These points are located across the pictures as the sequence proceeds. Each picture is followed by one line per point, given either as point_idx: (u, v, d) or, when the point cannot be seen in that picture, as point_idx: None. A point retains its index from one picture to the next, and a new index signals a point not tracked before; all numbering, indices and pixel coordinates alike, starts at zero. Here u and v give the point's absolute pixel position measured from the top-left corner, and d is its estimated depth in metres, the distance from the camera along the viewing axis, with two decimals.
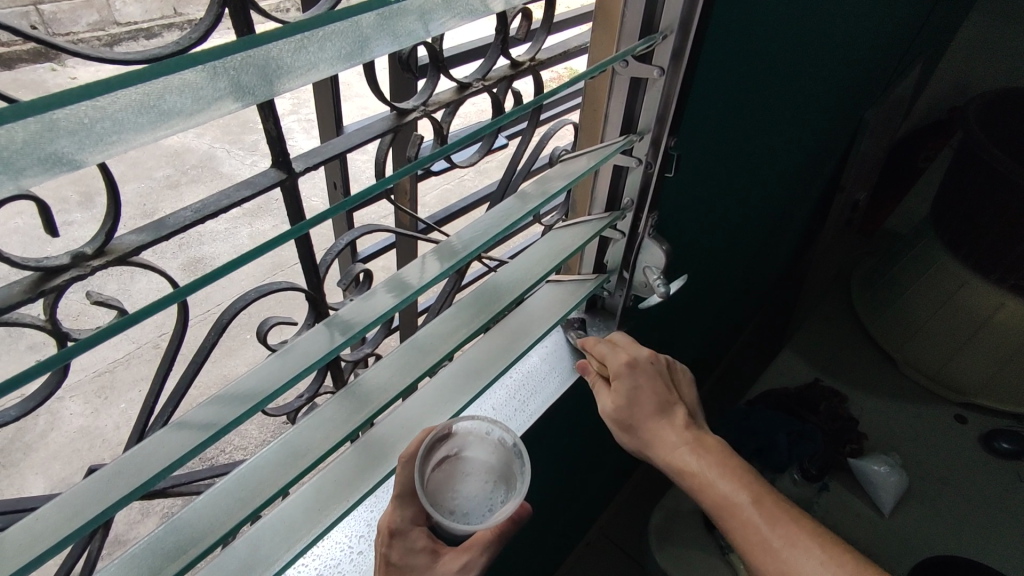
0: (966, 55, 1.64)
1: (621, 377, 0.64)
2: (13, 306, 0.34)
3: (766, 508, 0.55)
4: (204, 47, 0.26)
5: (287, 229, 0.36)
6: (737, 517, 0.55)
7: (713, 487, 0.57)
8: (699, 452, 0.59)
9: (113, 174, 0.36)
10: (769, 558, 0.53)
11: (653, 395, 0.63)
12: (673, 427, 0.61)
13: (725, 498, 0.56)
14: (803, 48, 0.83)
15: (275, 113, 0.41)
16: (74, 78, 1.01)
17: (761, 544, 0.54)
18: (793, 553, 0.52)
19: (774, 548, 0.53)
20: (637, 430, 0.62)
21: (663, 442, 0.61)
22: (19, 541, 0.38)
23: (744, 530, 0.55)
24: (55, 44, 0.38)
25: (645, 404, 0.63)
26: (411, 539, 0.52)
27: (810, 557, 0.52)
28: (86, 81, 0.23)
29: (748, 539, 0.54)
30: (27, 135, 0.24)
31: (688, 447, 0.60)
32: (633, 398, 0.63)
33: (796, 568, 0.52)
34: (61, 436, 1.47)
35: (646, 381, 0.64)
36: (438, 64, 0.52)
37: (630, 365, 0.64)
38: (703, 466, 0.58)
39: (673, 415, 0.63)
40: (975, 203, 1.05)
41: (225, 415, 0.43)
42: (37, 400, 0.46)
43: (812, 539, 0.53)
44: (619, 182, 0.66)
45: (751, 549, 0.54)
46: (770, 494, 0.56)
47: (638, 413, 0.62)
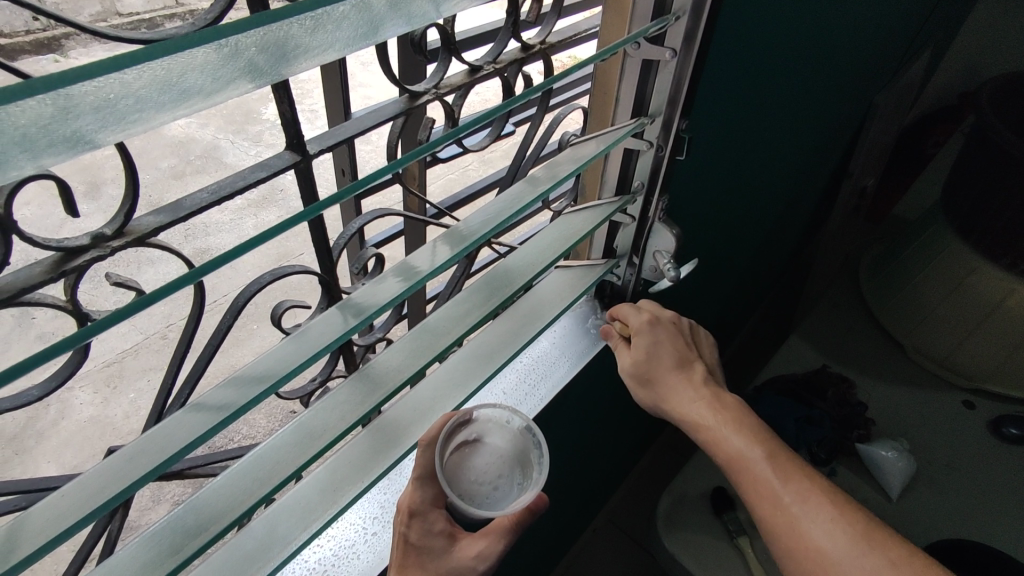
0: (976, 40, 1.62)
1: (642, 333, 0.66)
2: (34, 286, 0.34)
3: (778, 463, 0.56)
4: (227, 25, 0.25)
5: (299, 211, 0.36)
6: (747, 469, 0.56)
7: (727, 441, 0.58)
8: (713, 407, 0.61)
9: (132, 154, 0.36)
10: (776, 513, 0.54)
11: (672, 351, 0.66)
12: (690, 381, 0.64)
13: (739, 453, 0.57)
14: (813, 31, 0.83)
15: (290, 95, 0.41)
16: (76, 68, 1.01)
17: (769, 495, 0.54)
18: (803, 508, 0.53)
19: (783, 502, 0.54)
20: (654, 385, 0.65)
21: (679, 397, 0.63)
22: (43, 518, 0.38)
23: (752, 483, 0.56)
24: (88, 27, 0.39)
25: (665, 358, 0.65)
26: (429, 520, 0.53)
27: (819, 515, 0.52)
28: (112, 56, 0.23)
29: (757, 491, 0.55)
30: (51, 113, 0.24)
31: (703, 401, 0.62)
32: (650, 354, 0.65)
33: (802, 521, 0.52)
34: (73, 424, 1.48)
35: (665, 336, 0.67)
36: (450, 46, 0.51)
37: (651, 321, 0.67)
38: (717, 421, 0.60)
39: (693, 371, 0.65)
40: (986, 188, 1.05)
41: (242, 396, 0.43)
42: (59, 380, 0.47)
43: (821, 495, 0.53)
44: (630, 166, 0.66)
45: (759, 503, 0.55)
46: (786, 454, 0.57)
47: (656, 368, 0.65)
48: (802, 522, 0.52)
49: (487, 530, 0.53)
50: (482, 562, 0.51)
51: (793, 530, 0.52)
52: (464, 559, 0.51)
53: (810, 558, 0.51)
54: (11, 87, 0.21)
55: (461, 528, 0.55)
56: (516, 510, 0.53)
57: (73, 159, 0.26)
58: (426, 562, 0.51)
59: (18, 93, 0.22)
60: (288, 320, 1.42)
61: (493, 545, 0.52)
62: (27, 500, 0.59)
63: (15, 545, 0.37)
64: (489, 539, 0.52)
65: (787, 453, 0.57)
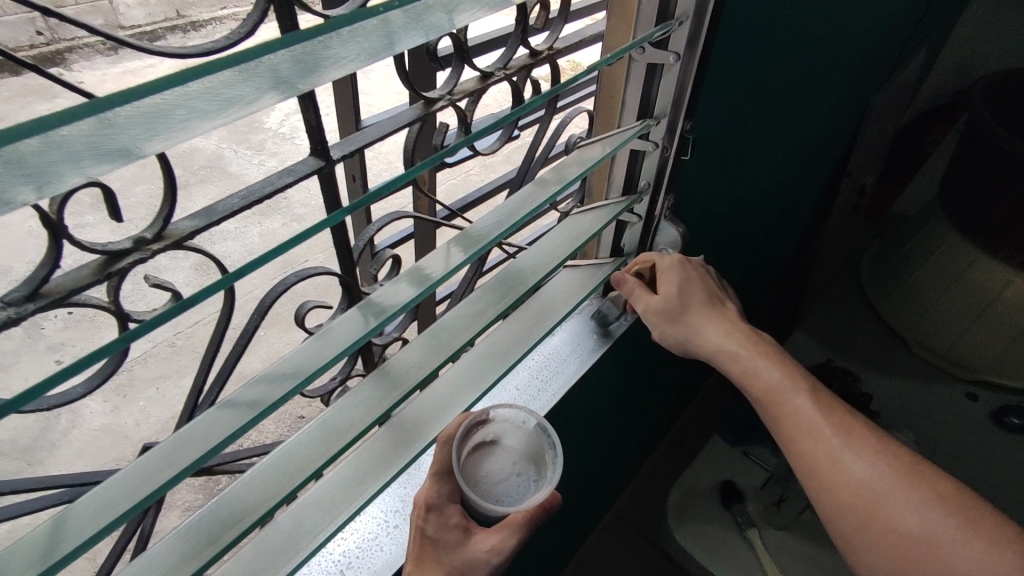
0: (969, 39, 1.65)
1: (674, 273, 0.68)
2: (83, 288, 0.37)
3: (817, 398, 0.59)
4: (264, 43, 0.28)
5: (324, 217, 0.38)
6: (786, 403, 0.59)
7: (765, 373, 0.61)
8: (751, 340, 0.64)
9: (170, 162, 0.38)
10: (817, 445, 0.56)
11: (702, 290, 0.68)
12: (723, 318, 0.66)
13: (777, 386, 0.60)
14: (811, 34, 0.85)
15: (315, 103, 0.43)
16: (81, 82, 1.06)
17: (810, 429, 0.57)
18: (842, 442, 0.55)
19: (824, 436, 0.56)
20: (685, 321, 0.66)
21: (715, 330, 0.65)
22: (89, 509, 0.40)
23: (792, 415, 0.58)
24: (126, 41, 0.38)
25: (698, 296, 0.67)
26: (446, 514, 0.54)
27: (858, 445, 0.55)
28: (171, 72, 0.25)
29: (797, 423, 0.58)
30: (98, 124, 0.25)
31: (740, 334, 0.65)
32: (683, 292, 0.67)
33: (845, 454, 0.55)
34: (84, 434, 1.49)
35: (695, 277, 0.69)
36: (463, 54, 0.53)
37: (683, 261, 0.70)
38: (755, 355, 0.63)
39: (725, 311, 0.68)
40: (983, 183, 1.06)
41: (272, 394, 0.45)
42: (101, 377, 0.49)
43: (860, 431, 0.56)
44: (636, 166, 0.68)
45: (799, 434, 0.57)
46: (823, 391, 0.60)
47: (688, 303, 0.67)
48: (843, 454, 0.55)
49: (501, 525, 0.53)
50: (494, 556, 0.52)
51: (833, 465, 0.55)
52: (478, 551, 0.52)
53: (849, 486, 0.54)
54: (81, 105, 0.23)
55: (475, 523, 0.56)
56: (528, 508, 0.54)
57: (117, 171, 0.27)
58: (440, 554, 0.52)
59: (93, 106, 0.24)
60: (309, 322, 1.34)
61: (506, 540, 0.52)
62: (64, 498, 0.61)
63: (61, 539, 0.38)
64: (503, 533, 0.52)
65: (823, 391, 0.60)
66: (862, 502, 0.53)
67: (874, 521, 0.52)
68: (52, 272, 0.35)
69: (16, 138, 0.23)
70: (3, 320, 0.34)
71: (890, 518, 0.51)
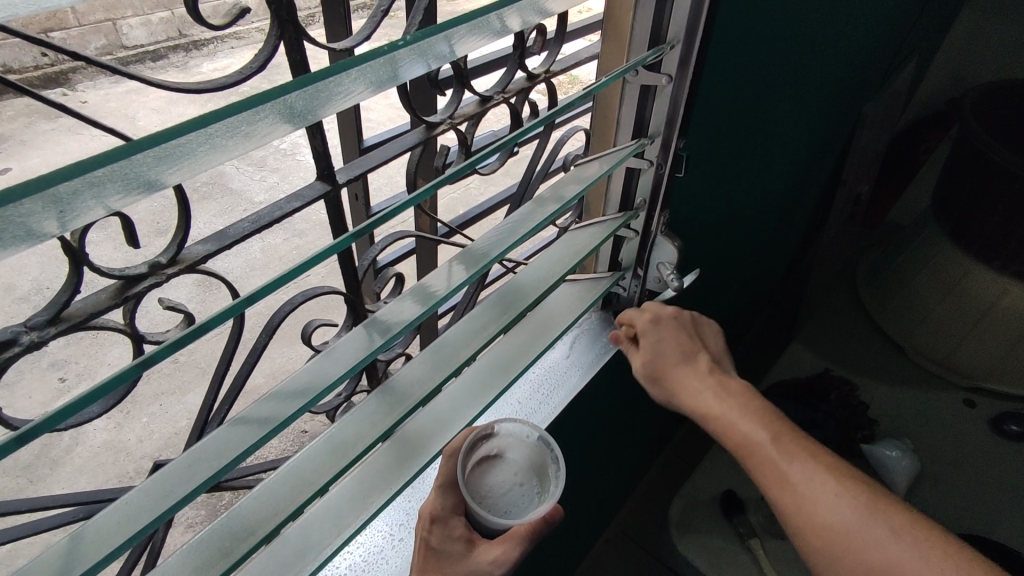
0: (959, 50, 1.68)
1: (646, 334, 0.69)
2: (102, 311, 0.38)
3: (783, 441, 0.56)
4: (282, 84, 0.29)
5: (332, 243, 0.40)
6: (754, 451, 0.57)
7: (735, 428, 0.59)
8: (721, 394, 0.62)
9: (185, 191, 0.40)
10: (786, 490, 0.54)
11: (677, 346, 0.68)
12: (696, 373, 0.65)
13: (747, 437, 0.58)
14: (803, 49, 0.87)
15: (322, 131, 0.45)
16: (84, 100, 1.10)
17: (777, 474, 0.55)
18: (808, 484, 0.53)
19: (791, 480, 0.54)
20: (664, 382, 0.67)
21: (689, 390, 0.64)
22: (106, 526, 0.41)
23: (761, 463, 0.56)
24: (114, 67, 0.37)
25: (671, 353, 0.67)
26: (450, 526, 0.56)
27: (825, 485, 0.53)
28: (193, 118, 0.26)
29: (765, 470, 0.56)
30: (127, 164, 0.27)
31: (710, 389, 0.63)
32: (657, 352, 0.68)
33: (812, 496, 0.53)
34: (86, 451, 1.50)
35: (669, 333, 0.69)
36: (463, 79, 0.55)
37: (653, 322, 0.70)
38: (723, 407, 0.61)
39: (698, 362, 0.66)
40: (976, 193, 1.08)
41: (282, 411, 0.46)
42: (116, 398, 0.51)
43: (827, 473, 0.54)
44: (632, 183, 0.70)
45: (768, 480, 0.56)
46: (790, 432, 0.57)
47: (663, 365, 0.67)
48: (816, 499, 0.52)
49: (503, 536, 0.53)
50: (496, 567, 0.52)
51: (803, 510, 0.53)
52: (481, 563, 0.53)
53: (820, 531, 0.52)
54: (115, 149, 0.25)
55: (480, 536, 0.56)
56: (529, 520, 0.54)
57: (141, 201, 0.29)
58: (444, 565, 0.53)
59: (124, 150, 0.25)
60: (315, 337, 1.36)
61: (508, 551, 0.52)
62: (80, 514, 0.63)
63: (79, 555, 0.40)
64: (505, 545, 0.53)
65: (790, 429, 0.58)
66: (836, 544, 0.51)
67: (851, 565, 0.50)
68: (72, 297, 0.37)
69: (55, 181, 0.24)
70: (27, 343, 0.35)
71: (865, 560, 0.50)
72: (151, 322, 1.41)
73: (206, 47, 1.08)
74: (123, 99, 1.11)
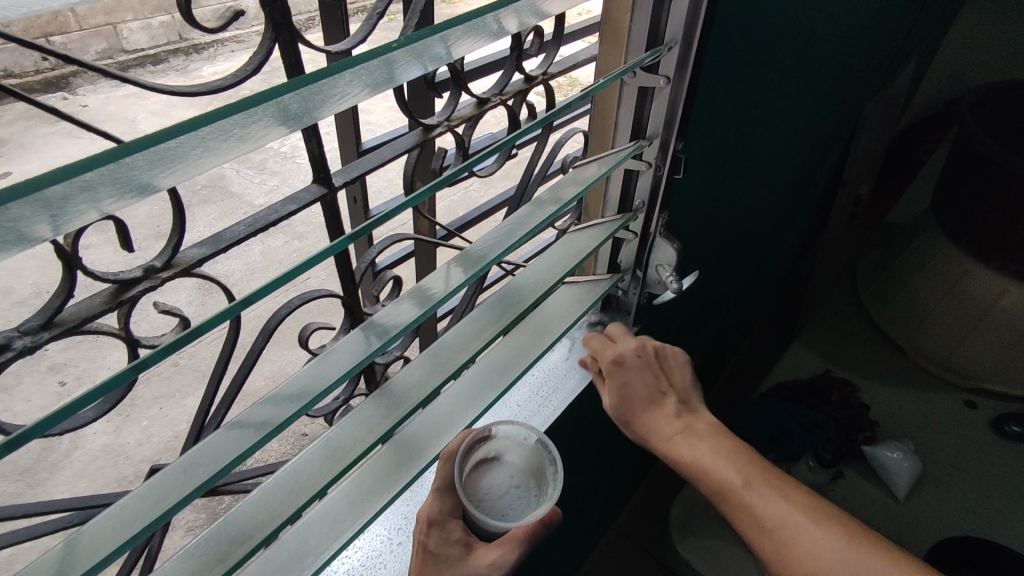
0: (958, 51, 1.68)
1: (612, 374, 0.67)
2: (96, 315, 0.38)
3: (757, 486, 0.56)
4: (277, 85, 0.29)
5: (328, 246, 0.39)
6: (732, 498, 0.57)
7: (711, 473, 0.58)
8: (692, 438, 0.61)
9: (179, 193, 0.40)
10: (769, 538, 0.54)
11: (644, 386, 0.66)
12: (666, 417, 0.63)
13: (722, 481, 0.57)
14: (802, 51, 0.87)
15: (318, 133, 0.45)
16: (85, 105, 1.10)
17: (757, 523, 0.55)
18: (789, 531, 0.53)
19: (771, 529, 0.54)
20: (633, 425, 0.64)
21: (658, 435, 0.62)
22: (101, 532, 0.41)
23: (742, 511, 0.56)
24: (112, 72, 0.37)
25: (637, 396, 0.65)
26: (447, 530, 0.55)
27: (806, 528, 0.53)
28: (186, 121, 0.26)
29: (745, 518, 0.56)
30: (116, 168, 0.26)
31: (680, 435, 0.61)
32: (625, 394, 0.66)
33: (796, 543, 0.52)
34: (86, 455, 1.49)
35: (635, 373, 0.67)
36: (460, 81, 0.55)
37: (617, 363, 0.67)
38: (696, 453, 0.60)
39: (666, 403, 0.65)
40: (976, 193, 1.08)
41: (278, 415, 0.46)
42: (111, 403, 0.51)
43: (801, 513, 0.54)
44: (631, 185, 0.70)
45: (750, 528, 0.55)
46: (766, 473, 0.57)
47: (630, 408, 0.65)
48: (793, 543, 0.53)
49: (502, 539, 0.53)
50: (495, 571, 0.52)
51: (789, 556, 0.53)
52: (480, 566, 0.52)
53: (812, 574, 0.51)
54: (105, 151, 0.25)
55: (478, 539, 0.56)
56: (529, 522, 0.54)
57: (135, 204, 0.29)
58: (442, 568, 0.52)
59: (114, 153, 0.25)
60: (314, 340, 1.36)
61: (507, 554, 0.52)
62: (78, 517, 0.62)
63: (73, 561, 0.39)
64: (503, 547, 0.52)
65: (765, 470, 0.57)
66: None
67: None
68: (66, 302, 0.37)
69: (43, 183, 0.24)
70: (20, 348, 0.35)
71: None
72: (149, 325, 1.40)
73: (206, 49, 1.10)
74: (124, 101, 1.10)
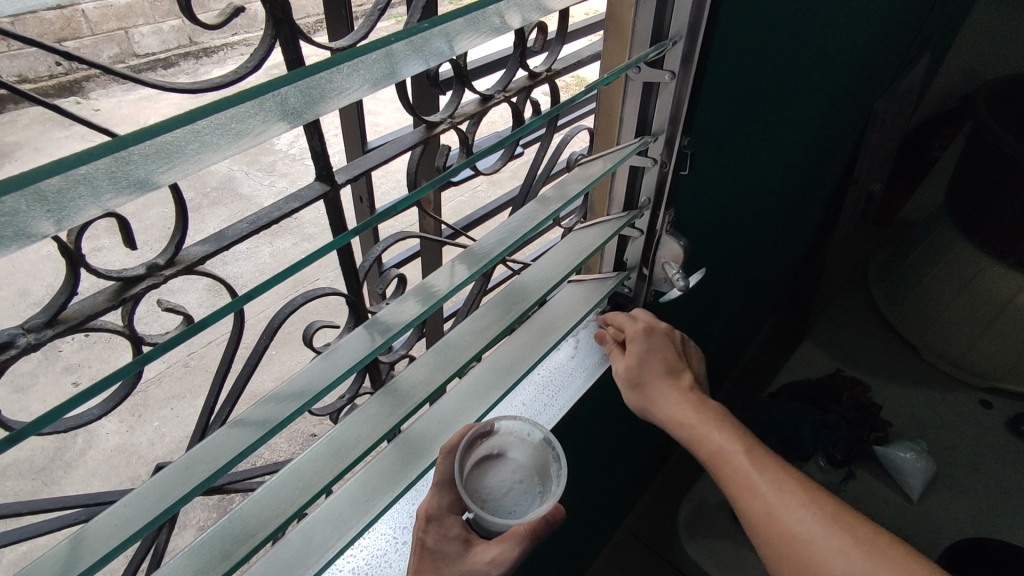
0: (972, 45, 1.65)
1: (637, 339, 0.69)
2: (99, 313, 0.38)
3: (753, 456, 0.57)
4: (278, 78, 0.29)
5: (330, 240, 0.39)
6: (727, 464, 0.58)
7: (709, 439, 0.60)
8: (698, 408, 0.62)
9: (182, 192, 0.40)
10: (758, 504, 0.55)
11: (663, 359, 0.68)
12: (679, 387, 0.65)
13: (718, 447, 0.59)
14: (809, 46, 0.86)
15: (320, 131, 0.45)
16: (97, 109, 1.11)
17: (749, 489, 0.56)
18: (781, 501, 0.54)
19: (762, 493, 0.55)
20: (643, 388, 0.66)
21: (666, 400, 0.64)
22: (105, 529, 0.41)
23: (734, 476, 0.57)
24: (119, 71, 0.37)
25: (654, 364, 0.67)
26: (445, 525, 0.54)
27: (795, 503, 0.53)
28: (183, 113, 0.26)
29: (738, 486, 0.56)
30: (111, 164, 0.26)
31: (689, 403, 0.63)
32: (643, 358, 0.67)
33: (787, 514, 0.53)
34: (99, 455, 1.51)
35: (659, 344, 0.69)
36: (463, 78, 0.54)
37: (645, 331, 0.70)
38: (700, 420, 0.61)
39: (682, 378, 0.67)
40: (991, 188, 1.06)
41: (279, 412, 0.46)
42: (115, 400, 0.51)
43: (791, 483, 0.55)
44: (636, 183, 0.69)
45: (741, 496, 0.56)
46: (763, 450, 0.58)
47: (647, 372, 0.67)
48: (778, 508, 0.54)
49: (502, 537, 0.52)
50: (495, 568, 0.51)
51: (774, 523, 0.53)
52: (479, 563, 0.51)
53: (794, 543, 0.52)
54: (100, 144, 0.24)
55: (478, 536, 0.55)
56: (531, 521, 0.53)
57: (136, 200, 0.29)
58: (440, 565, 0.52)
59: (109, 147, 0.25)
60: (321, 338, 1.36)
61: (507, 551, 0.51)
62: (84, 514, 0.63)
63: (77, 557, 0.39)
64: (503, 545, 0.52)
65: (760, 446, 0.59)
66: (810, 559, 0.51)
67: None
68: (70, 299, 0.37)
69: (38, 177, 0.24)
70: (24, 345, 0.35)
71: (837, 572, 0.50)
72: (159, 324, 1.42)
73: (216, 53, 1.10)
74: (136, 105, 1.11)
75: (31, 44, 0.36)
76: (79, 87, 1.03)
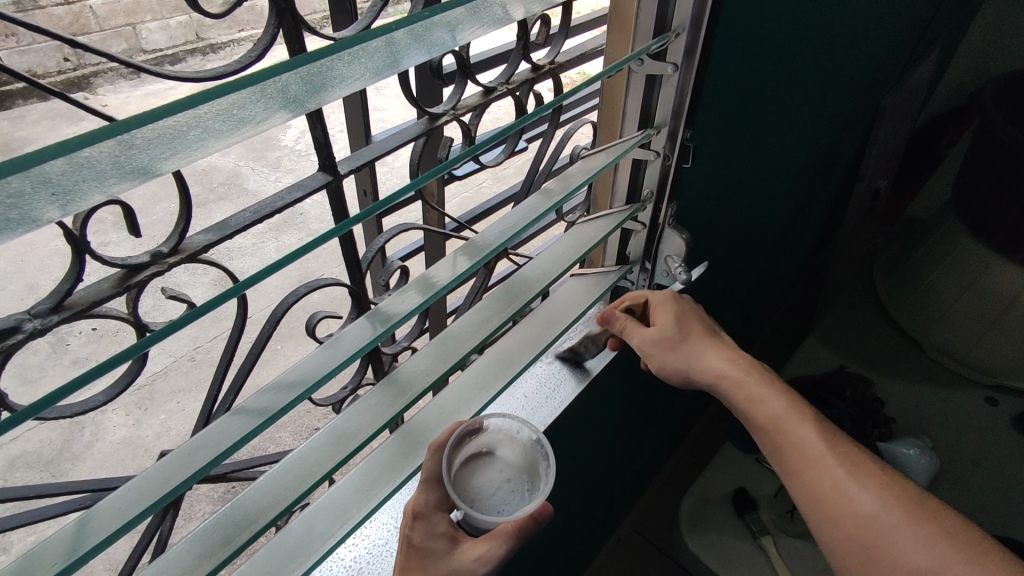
0: (984, 41, 1.63)
1: (665, 306, 0.70)
2: (104, 299, 0.39)
3: (821, 430, 0.59)
4: (278, 64, 0.29)
5: (331, 227, 0.39)
6: (790, 433, 0.59)
7: (767, 406, 0.61)
8: (751, 372, 0.64)
9: (186, 181, 0.40)
10: (821, 475, 0.56)
11: (697, 321, 0.70)
12: (721, 349, 0.67)
13: (772, 415, 0.61)
14: (816, 39, 0.85)
15: (323, 122, 0.45)
16: (105, 104, 1.10)
17: (815, 461, 0.57)
18: (845, 475, 0.55)
19: (829, 467, 0.56)
20: (683, 350, 0.68)
21: (710, 360, 0.66)
22: (106, 513, 0.41)
23: (796, 445, 0.58)
24: (123, 58, 0.38)
25: (693, 328, 0.69)
26: (433, 523, 0.54)
27: (859, 479, 0.55)
28: (190, 96, 0.26)
29: (801, 458, 0.58)
30: (114, 148, 0.27)
31: (740, 367, 0.65)
32: (679, 322, 0.69)
33: (849, 489, 0.55)
34: (106, 447, 1.52)
35: (688, 310, 0.71)
36: (465, 69, 0.54)
37: (674, 297, 0.71)
38: (754, 387, 0.63)
39: (722, 341, 0.69)
40: (1001, 183, 1.05)
41: (279, 401, 0.46)
42: (120, 387, 0.51)
43: (853, 459, 0.56)
44: (638, 176, 0.69)
45: (803, 466, 0.57)
46: (825, 425, 0.60)
47: (686, 334, 0.68)
48: (843, 482, 0.55)
49: (490, 534, 0.52)
50: (483, 565, 0.51)
51: (836, 495, 0.55)
52: (466, 561, 0.51)
53: (854, 519, 0.54)
54: (107, 126, 0.25)
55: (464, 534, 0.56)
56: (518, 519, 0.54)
57: (139, 187, 0.29)
58: (426, 563, 0.52)
59: (113, 130, 0.25)
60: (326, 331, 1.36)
61: (494, 549, 0.51)
62: (88, 499, 0.64)
63: (81, 539, 0.40)
64: (491, 542, 0.52)
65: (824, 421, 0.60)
66: (870, 534, 0.53)
67: (883, 555, 0.52)
68: (75, 285, 0.38)
69: (41, 159, 0.24)
70: (29, 331, 0.36)
71: (898, 552, 0.51)
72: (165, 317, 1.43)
73: (224, 49, 1.08)
74: (143, 101, 1.11)
75: (38, 32, 0.37)
76: (87, 82, 1.03)
